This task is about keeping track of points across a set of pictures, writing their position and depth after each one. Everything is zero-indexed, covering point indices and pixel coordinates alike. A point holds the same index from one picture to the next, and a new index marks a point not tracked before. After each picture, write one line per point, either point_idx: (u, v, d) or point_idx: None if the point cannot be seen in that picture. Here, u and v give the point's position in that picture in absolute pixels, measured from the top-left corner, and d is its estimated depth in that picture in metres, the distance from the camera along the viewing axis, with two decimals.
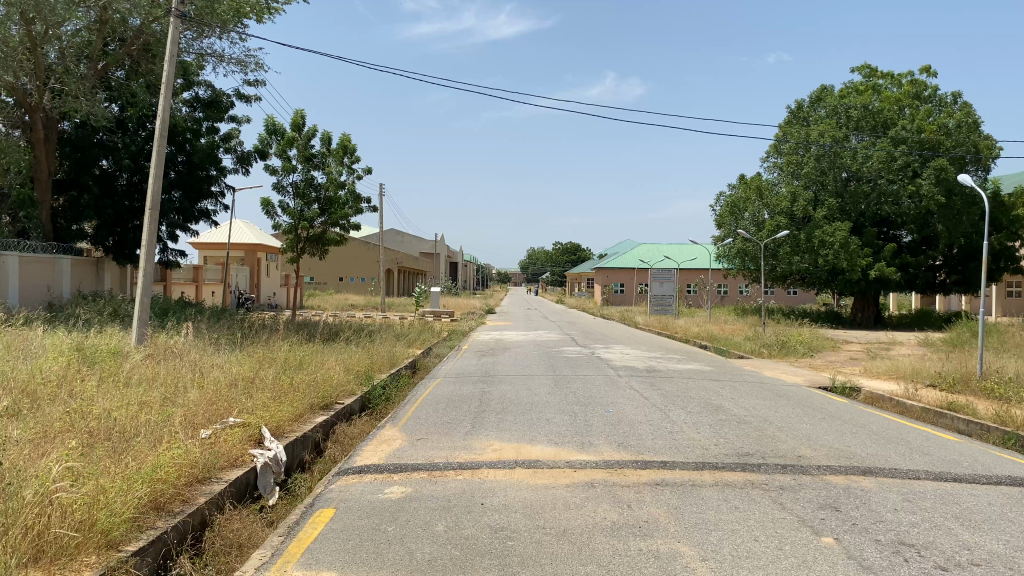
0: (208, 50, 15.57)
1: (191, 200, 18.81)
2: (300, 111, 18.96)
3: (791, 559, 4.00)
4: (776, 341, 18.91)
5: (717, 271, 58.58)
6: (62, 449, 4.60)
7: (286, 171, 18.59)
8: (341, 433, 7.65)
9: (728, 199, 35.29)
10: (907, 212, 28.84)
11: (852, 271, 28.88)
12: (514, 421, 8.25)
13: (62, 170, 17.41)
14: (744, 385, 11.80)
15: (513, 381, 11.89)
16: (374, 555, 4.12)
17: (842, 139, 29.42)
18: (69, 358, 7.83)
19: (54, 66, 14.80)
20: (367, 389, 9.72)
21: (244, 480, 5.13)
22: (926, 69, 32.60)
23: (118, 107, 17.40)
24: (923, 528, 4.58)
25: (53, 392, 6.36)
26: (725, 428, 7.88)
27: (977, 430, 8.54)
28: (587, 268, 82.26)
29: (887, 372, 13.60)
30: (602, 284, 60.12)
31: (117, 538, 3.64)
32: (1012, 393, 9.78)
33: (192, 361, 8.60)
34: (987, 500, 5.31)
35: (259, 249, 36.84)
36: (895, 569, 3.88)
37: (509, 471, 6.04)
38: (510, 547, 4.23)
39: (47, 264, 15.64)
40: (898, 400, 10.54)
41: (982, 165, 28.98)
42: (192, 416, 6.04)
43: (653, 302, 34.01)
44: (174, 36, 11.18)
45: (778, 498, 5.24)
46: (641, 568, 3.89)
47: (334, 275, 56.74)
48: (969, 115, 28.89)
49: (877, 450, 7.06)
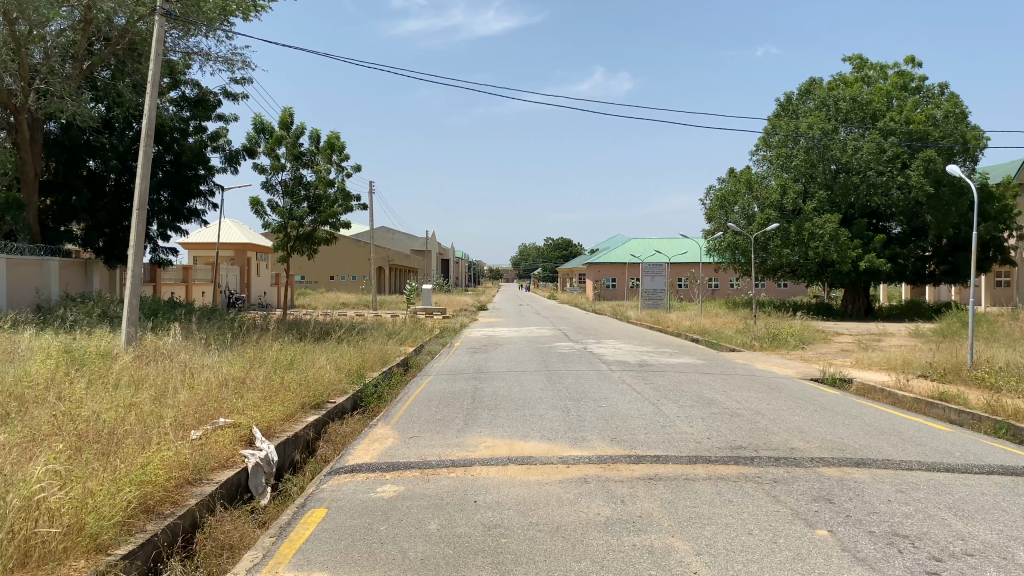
0: (193, 49, 15.47)
1: (179, 200, 18.66)
2: (288, 109, 18.82)
3: (786, 552, 4.01)
4: (767, 333, 19.05)
5: (708, 265, 58.92)
6: (50, 453, 4.54)
7: (274, 169, 18.46)
8: (333, 433, 7.60)
9: (718, 192, 35.46)
10: (896, 203, 29.13)
11: (843, 262, 29.22)
12: (507, 418, 8.24)
13: (49, 171, 17.25)
14: (737, 378, 11.86)
15: (505, 378, 11.82)
16: (366, 555, 4.10)
17: (832, 131, 30.14)
18: (58, 361, 7.73)
19: (38, 66, 14.61)
20: (359, 388, 9.68)
21: (236, 482, 5.10)
22: (911, 60, 32.97)
23: (104, 107, 17.08)
24: (917, 519, 4.60)
25: (41, 395, 6.28)
26: (717, 422, 7.88)
27: (969, 420, 8.62)
28: (579, 263, 82.61)
29: (878, 363, 13.69)
30: (594, 280, 60.35)
31: (105, 542, 3.59)
32: (1002, 382, 9.87)
33: (182, 362, 8.52)
34: (980, 491, 5.35)
35: (249, 249, 36.63)
36: (890, 561, 3.90)
37: (503, 467, 6.04)
38: (503, 545, 4.21)
39: (34, 265, 15.45)
40: (890, 391, 10.62)
41: (970, 156, 29.13)
42: (182, 417, 5.98)
43: (645, 296, 34.04)
44: (160, 37, 10.89)
45: (771, 491, 5.25)
46: (636, 564, 3.88)
47: (324, 274, 56.51)
48: (956, 106, 28.95)
49: (869, 441, 7.09)
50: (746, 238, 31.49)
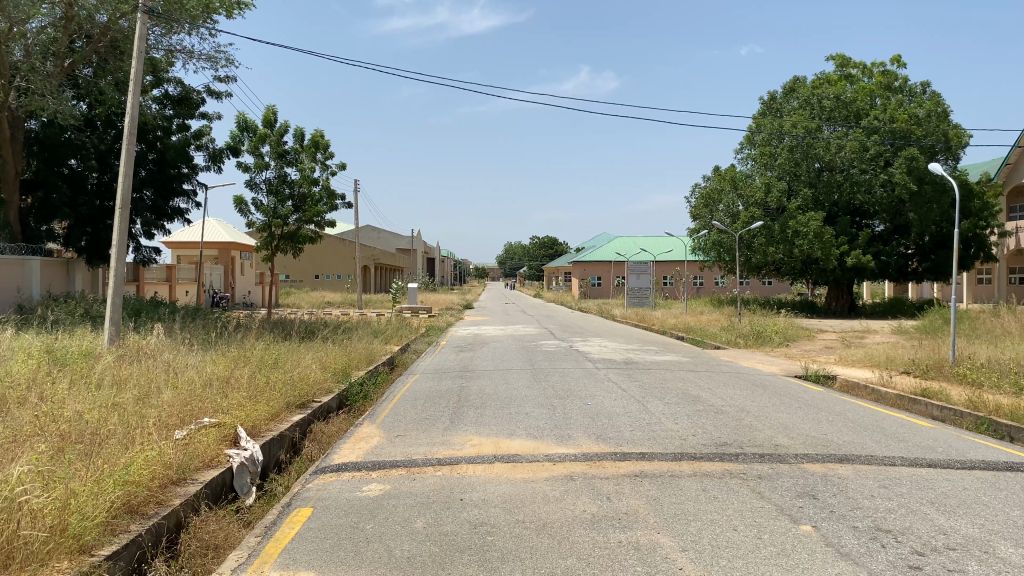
0: (177, 46, 15.27)
1: (163, 198, 18.50)
2: (271, 107, 18.65)
3: (770, 548, 4.04)
4: (752, 331, 19.17)
5: (693, 263, 59.42)
6: (32, 454, 4.47)
7: (258, 168, 18.30)
8: (318, 432, 7.57)
9: (704, 190, 35.64)
10: (879, 200, 29.42)
11: (828, 259, 29.46)
12: (492, 415, 8.26)
13: (29, 170, 17.08)
14: (721, 375, 11.89)
15: (491, 376, 11.81)
16: (352, 554, 4.08)
17: (815, 129, 30.43)
18: (40, 360, 7.65)
19: (19, 64, 14.38)
20: (344, 387, 9.65)
21: (220, 481, 5.06)
22: (896, 59, 33.45)
23: (85, 105, 16.88)
24: (900, 514, 4.67)
25: (21, 397, 6.17)
26: (702, 418, 7.95)
27: (950, 416, 8.76)
28: (564, 263, 83.25)
29: (862, 360, 13.85)
30: (580, 278, 60.60)
31: (89, 543, 3.55)
32: (983, 378, 10.00)
33: (166, 361, 8.46)
34: (963, 485, 5.43)
35: (233, 248, 36.46)
36: (873, 556, 3.94)
37: (489, 466, 6.02)
38: (490, 543, 4.21)
39: (14, 265, 15.15)
40: (873, 387, 10.75)
41: (952, 153, 29.71)
42: (166, 417, 5.92)
43: (631, 294, 34.21)
44: (142, 34, 10.61)
45: (756, 487, 5.29)
46: (621, 560, 3.90)
47: (310, 273, 56.19)
48: (938, 105, 29.41)
49: (853, 437, 7.19)
50: (732, 235, 31.70)
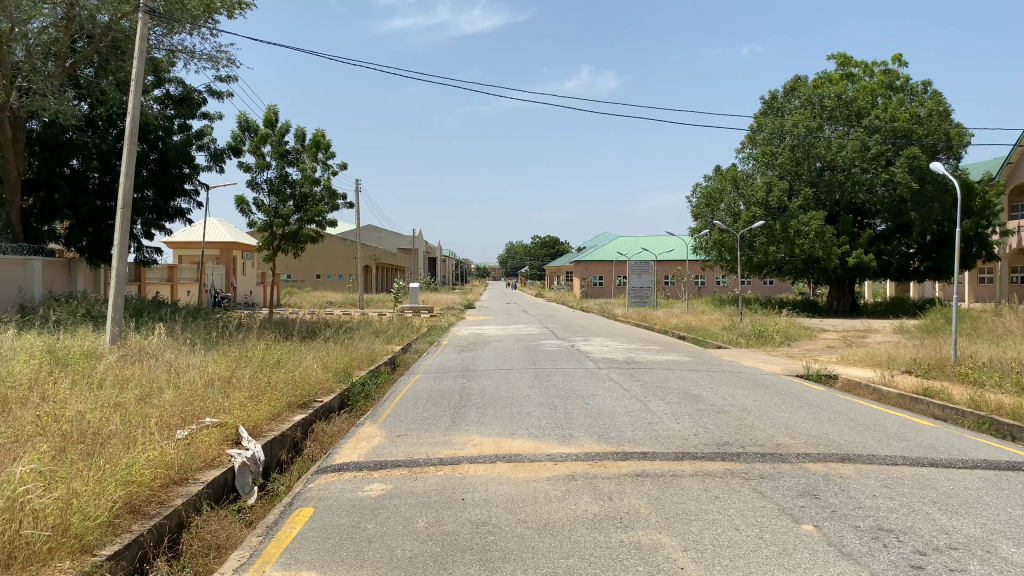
0: (178, 46, 15.27)
1: (164, 198, 18.53)
2: (273, 107, 18.67)
3: (772, 547, 4.04)
4: (753, 330, 19.16)
5: (695, 262, 59.36)
6: (33, 454, 4.47)
7: (259, 168, 18.31)
8: (320, 432, 7.57)
9: (705, 190, 35.59)
10: (882, 200, 29.50)
11: (829, 259, 29.44)
12: (494, 415, 8.26)
13: (30, 170, 17.11)
14: (722, 375, 11.86)
15: (493, 376, 11.80)
16: (354, 554, 4.08)
17: (817, 129, 30.38)
18: (41, 360, 7.66)
19: (21, 64, 14.20)
20: (345, 387, 9.65)
21: (222, 481, 5.06)
22: (898, 58, 33.40)
23: (87, 106, 16.93)
24: (902, 513, 4.66)
25: (23, 397, 6.18)
26: (704, 418, 7.94)
27: (952, 415, 8.75)
28: (565, 262, 83.22)
29: (864, 359, 13.83)
30: (581, 277, 60.57)
31: (90, 543, 3.55)
32: (986, 378, 9.97)
33: (168, 361, 8.47)
34: (965, 485, 5.42)
35: (234, 248, 36.49)
36: (875, 555, 3.94)
37: (490, 466, 6.01)
38: (491, 543, 4.21)
39: (16, 265, 15.15)
40: (875, 387, 10.73)
41: (954, 152, 29.66)
42: (167, 417, 5.92)
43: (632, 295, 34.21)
44: (143, 34, 10.58)
45: (757, 487, 5.28)
46: (623, 560, 3.89)
47: (311, 273, 56.23)
48: (940, 104, 29.48)
49: (855, 436, 7.17)
50: (733, 234, 31.68)
